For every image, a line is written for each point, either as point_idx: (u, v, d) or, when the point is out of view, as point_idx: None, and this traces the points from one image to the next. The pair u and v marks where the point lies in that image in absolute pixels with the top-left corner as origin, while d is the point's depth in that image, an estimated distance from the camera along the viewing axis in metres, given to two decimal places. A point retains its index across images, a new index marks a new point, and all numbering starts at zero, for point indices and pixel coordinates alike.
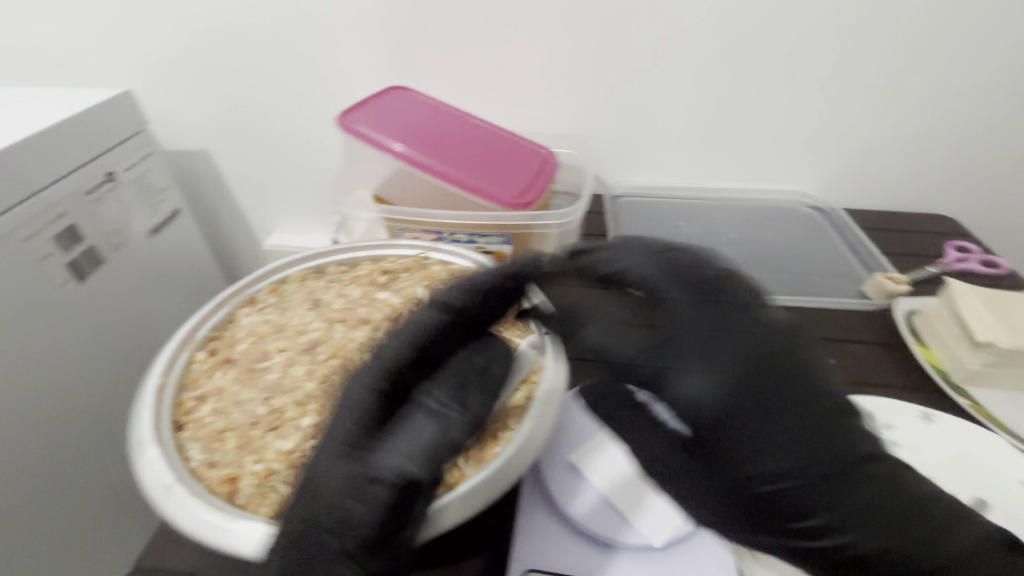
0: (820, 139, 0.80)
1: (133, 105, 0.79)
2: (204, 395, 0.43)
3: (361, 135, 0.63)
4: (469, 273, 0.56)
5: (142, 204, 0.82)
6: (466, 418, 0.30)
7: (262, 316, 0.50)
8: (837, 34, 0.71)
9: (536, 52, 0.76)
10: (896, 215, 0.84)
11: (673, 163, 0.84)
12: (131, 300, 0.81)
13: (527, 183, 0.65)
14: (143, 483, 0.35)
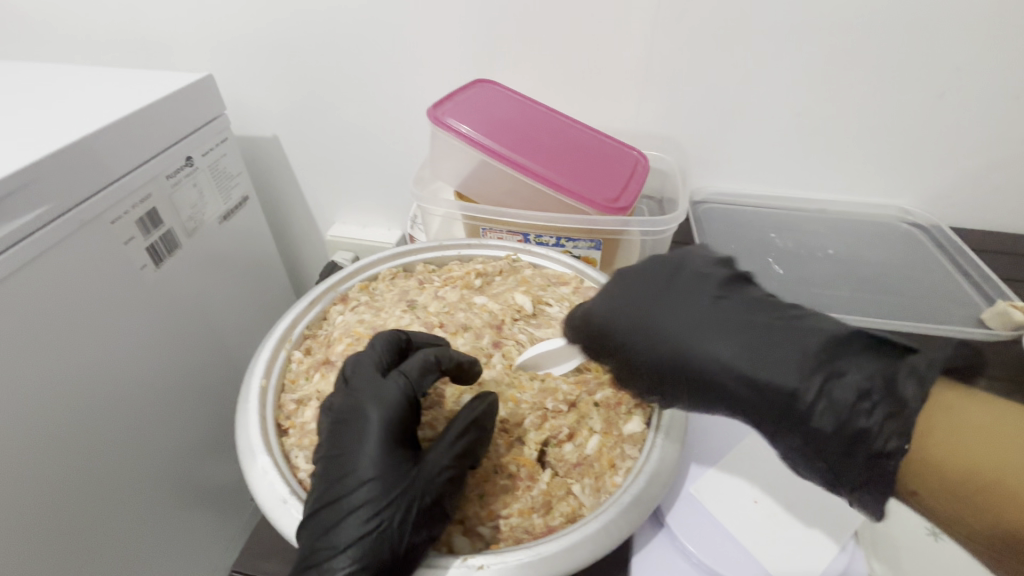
0: (933, 151, 0.73)
1: (213, 89, 0.78)
2: (304, 398, 0.41)
3: (451, 128, 0.61)
4: (563, 278, 0.54)
5: (216, 190, 0.82)
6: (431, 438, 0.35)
7: (356, 316, 0.48)
8: (974, 37, 0.63)
9: (629, 46, 0.71)
10: (1007, 239, 0.77)
11: (763, 171, 0.80)
12: (202, 286, 0.81)
13: (620, 187, 0.61)
14: (255, 493, 0.35)
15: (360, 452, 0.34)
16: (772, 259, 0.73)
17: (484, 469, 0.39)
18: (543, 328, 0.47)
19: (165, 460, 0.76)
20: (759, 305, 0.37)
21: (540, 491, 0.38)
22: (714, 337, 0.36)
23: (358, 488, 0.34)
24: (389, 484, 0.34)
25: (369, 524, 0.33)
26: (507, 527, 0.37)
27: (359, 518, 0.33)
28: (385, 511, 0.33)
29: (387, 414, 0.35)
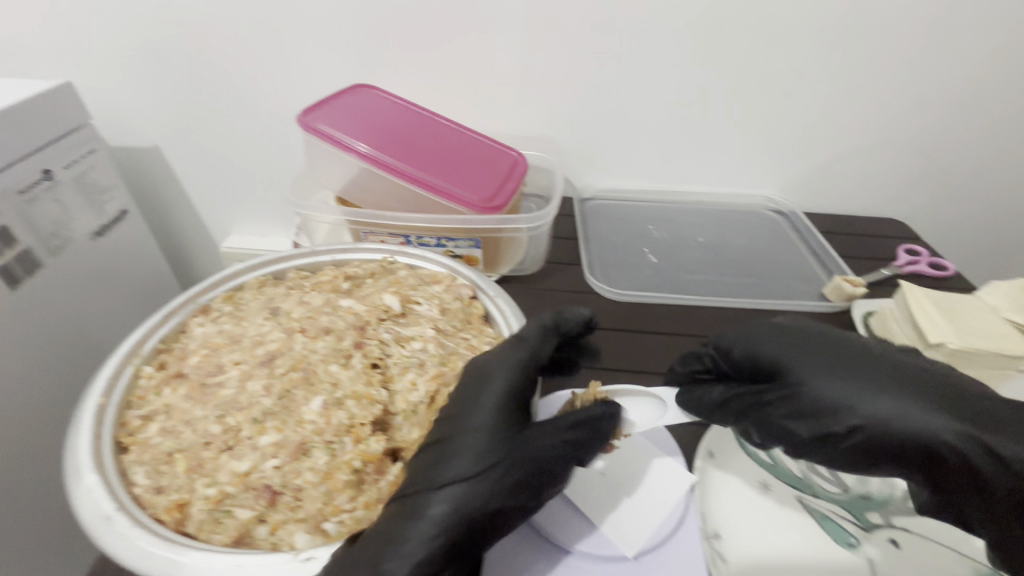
0: (784, 145, 0.81)
1: (73, 99, 0.73)
2: (150, 413, 0.40)
3: (322, 133, 0.61)
4: (437, 278, 0.55)
5: (85, 204, 0.76)
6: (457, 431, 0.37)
7: (216, 326, 0.47)
8: (804, 43, 0.71)
9: (505, 51, 0.74)
10: (851, 220, 0.87)
11: (641, 167, 0.85)
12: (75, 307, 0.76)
13: (497, 186, 0.63)
14: (79, 514, 0.32)
15: (467, 409, 0.37)
16: (648, 249, 0.78)
17: (329, 466, 0.36)
18: (410, 326, 0.48)
19: (37, 496, 0.70)
20: (910, 397, 0.37)
21: (389, 482, 0.37)
22: (864, 389, 0.38)
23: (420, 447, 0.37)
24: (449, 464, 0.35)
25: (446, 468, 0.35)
26: (352, 521, 0.35)
27: (455, 476, 0.34)
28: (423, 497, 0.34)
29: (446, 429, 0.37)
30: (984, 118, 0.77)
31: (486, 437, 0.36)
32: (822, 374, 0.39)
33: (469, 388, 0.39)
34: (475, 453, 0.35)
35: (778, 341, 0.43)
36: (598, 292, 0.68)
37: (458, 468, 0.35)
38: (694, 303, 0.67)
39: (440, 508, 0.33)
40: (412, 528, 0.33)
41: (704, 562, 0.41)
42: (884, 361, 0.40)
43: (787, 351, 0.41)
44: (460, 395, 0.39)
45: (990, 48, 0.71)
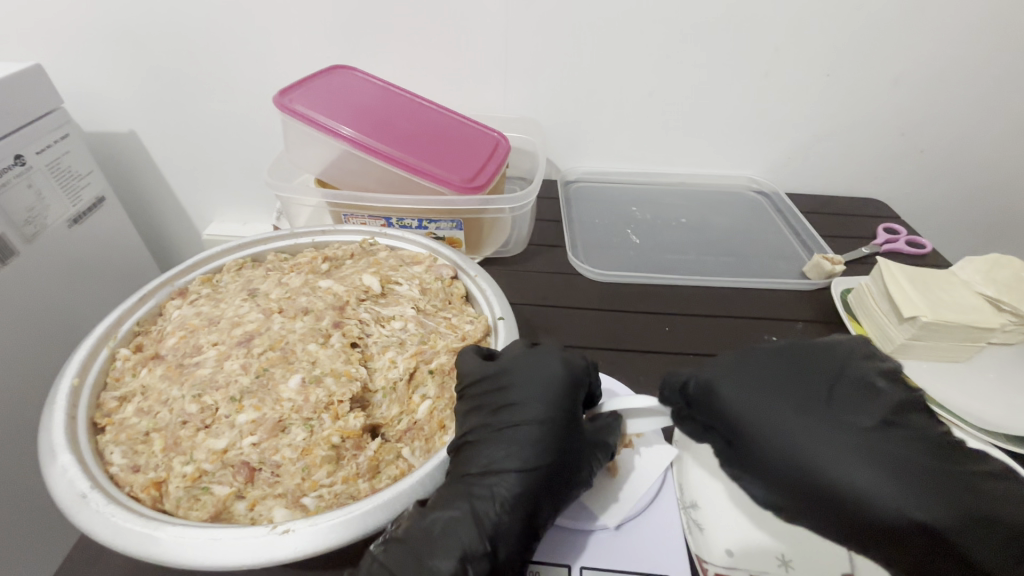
0: (765, 126, 0.82)
1: (45, 80, 0.69)
2: (127, 394, 0.40)
3: (299, 114, 0.60)
4: (417, 258, 0.55)
5: (60, 190, 0.74)
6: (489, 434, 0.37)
7: (194, 308, 0.47)
8: (783, 23, 0.71)
9: (485, 31, 0.73)
10: (832, 200, 0.88)
11: (624, 149, 0.85)
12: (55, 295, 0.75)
13: (478, 167, 0.63)
14: (53, 492, 0.32)
15: (534, 398, 0.37)
16: (631, 230, 0.78)
17: (307, 442, 0.37)
18: (390, 306, 0.49)
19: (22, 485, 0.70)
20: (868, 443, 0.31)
21: (367, 457, 0.37)
22: (820, 440, 0.31)
23: (484, 430, 0.37)
24: (493, 470, 0.36)
25: (514, 461, 0.35)
26: (330, 495, 0.36)
27: (520, 468, 0.35)
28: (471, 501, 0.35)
29: (482, 432, 0.37)
30: (962, 97, 0.77)
31: (557, 433, 0.36)
32: (766, 406, 0.33)
33: (536, 371, 0.38)
34: (541, 447, 0.36)
35: (747, 383, 0.35)
36: (581, 273, 0.69)
37: (523, 457, 0.36)
38: (676, 283, 0.68)
39: (510, 494, 0.35)
40: (484, 511, 0.34)
41: (682, 530, 0.42)
42: (868, 412, 0.33)
43: (766, 396, 0.34)
44: (524, 379, 0.38)
45: (967, 26, 0.71)
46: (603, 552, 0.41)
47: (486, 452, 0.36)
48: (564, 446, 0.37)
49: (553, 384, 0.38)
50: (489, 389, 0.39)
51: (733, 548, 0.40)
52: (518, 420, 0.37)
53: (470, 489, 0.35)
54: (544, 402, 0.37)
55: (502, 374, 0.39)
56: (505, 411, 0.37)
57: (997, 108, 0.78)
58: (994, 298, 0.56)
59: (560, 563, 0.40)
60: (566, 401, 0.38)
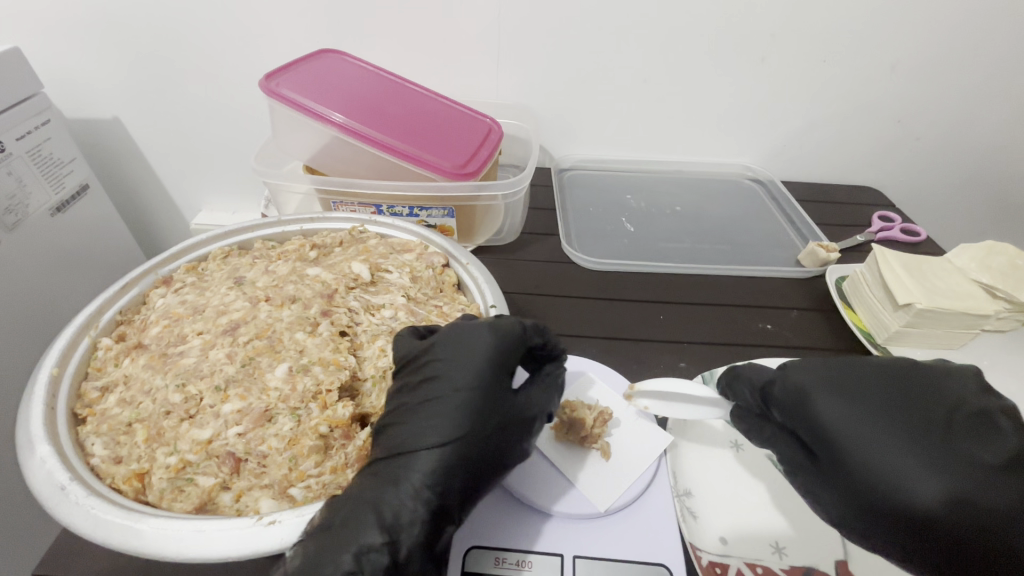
0: (760, 113, 0.81)
1: (23, 63, 0.67)
2: (110, 384, 0.39)
3: (286, 99, 0.59)
4: (408, 246, 0.54)
5: (42, 178, 0.72)
6: (407, 414, 0.36)
7: (178, 297, 0.45)
8: (781, 8, 0.70)
9: (477, 15, 0.72)
10: (827, 188, 0.88)
11: (619, 136, 0.84)
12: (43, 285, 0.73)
13: (470, 153, 0.62)
14: (32, 484, 0.31)
15: (450, 371, 0.36)
16: (626, 219, 0.77)
17: (294, 433, 0.36)
18: (380, 294, 0.48)
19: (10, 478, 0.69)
20: (959, 466, 0.31)
21: (356, 447, 0.37)
22: (902, 453, 0.32)
23: (403, 412, 0.36)
24: (404, 449, 0.34)
25: (423, 442, 0.34)
26: (318, 485, 0.35)
27: (431, 443, 0.34)
28: (382, 485, 0.33)
29: (401, 411, 0.36)
30: (958, 84, 0.77)
31: (470, 407, 0.35)
32: (858, 414, 0.34)
33: (456, 346, 0.37)
34: (455, 420, 0.34)
35: (847, 396, 0.35)
36: (574, 261, 0.68)
37: (434, 434, 0.34)
38: (670, 271, 0.67)
39: (418, 474, 0.33)
40: (390, 498, 0.33)
41: (675, 517, 0.41)
42: (976, 446, 0.32)
43: (863, 410, 0.34)
44: (441, 356, 0.37)
45: (965, 12, 0.70)
46: (593, 542, 0.39)
47: (402, 432, 0.35)
48: (482, 422, 0.35)
49: (469, 359, 0.36)
50: (411, 368, 0.38)
51: (726, 536, 0.40)
52: (432, 400, 0.35)
53: (379, 477, 0.34)
54: (458, 376, 0.36)
55: (421, 350, 0.38)
56: (425, 388, 0.36)
57: (994, 95, 0.78)
58: (989, 285, 0.56)
59: (550, 551, 0.39)
60: (483, 376, 0.36)
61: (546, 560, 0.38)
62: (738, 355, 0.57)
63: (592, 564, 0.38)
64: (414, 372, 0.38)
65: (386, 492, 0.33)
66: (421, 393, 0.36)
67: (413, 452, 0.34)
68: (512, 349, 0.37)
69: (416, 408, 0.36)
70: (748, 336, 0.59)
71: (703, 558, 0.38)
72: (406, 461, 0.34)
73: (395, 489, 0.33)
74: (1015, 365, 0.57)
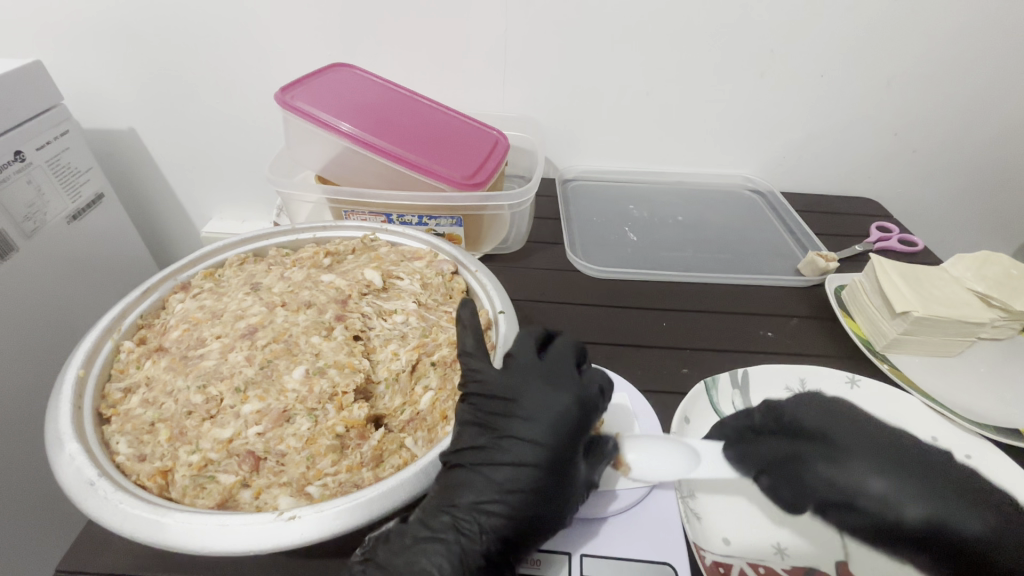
0: (760, 126, 0.83)
1: (45, 76, 0.70)
2: (132, 386, 0.41)
3: (300, 111, 0.61)
4: (418, 254, 0.55)
5: (59, 187, 0.74)
6: (479, 461, 0.37)
7: (196, 302, 0.47)
8: (778, 25, 0.72)
9: (484, 30, 0.74)
10: (827, 199, 0.89)
11: (621, 147, 0.86)
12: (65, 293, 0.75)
13: (478, 164, 0.63)
14: (61, 479, 0.33)
15: (540, 424, 0.38)
16: (629, 228, 0.79)
17: (312, 432, 0.37)
18: (391, 300, 0.49)
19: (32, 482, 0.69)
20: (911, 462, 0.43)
21: (371, 447, 0.38)
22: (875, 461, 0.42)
23: (480, 455, 0.37)
24: (480, 497, 0.36)
25: (505, 500, 0.36)
26: (334, 483, 0.36)
27: (513, 499, 0.36)
28: (453, 533, 0.35)
29: (473, 456, 0.37)
30: (952, 98, 0.79)
31: (558, 465, 0.37)
32: (839, 429, 0.45)
33: (547, 405, 0.38)
34: (541, 476, 0.37)
35: (835, 429, 0.45)
36: (579, 269, 0.70)
37: (517, 491, 0.36)
38: (672, 279, 0.69)
39: (495, 526, 0.36)
40: (467, 547, 0.35)
41: (679, 519, 0.42)
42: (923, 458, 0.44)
43: (835, 423, 0.46)
44: (529, 400, 0.39)
45: (955, 29, 0.72)
46: (600, 542, 0.40)
47: (475, 483, 0.37)
48: (565, 481, 0.37)
49: (562, 416, 0.38)
50: (490, 410, 0.39)
51: (729, 537, 0.42)
52: (519, 456, 0.37)
53: (455, 522, 0.36)
54: (550, 437, 0.37)
55: (504, 400, 0.39)
56: (503, 437, 0.38)
57: (986, 108, 0.80)
58: (984, 293, 0.57)
59: (556, 551, 0.40)
60: (571, 432, 0.38)
61: (554, 559, 0.39)
62: (740, 361, 0.58)
63: (599, 564, 0.39)
64: (486, 416, 0.39)
65: (463, 542, 0.35)
66: (498, 441, 0.38)
67: (491, 503, 0.36)
68: (597, 417, 0.40)
69: (498, 455, 0.37)
70: (749, 343, 0.60)
71: (706, 558, 0.39)
72: (480, 514, 0.36)
73: (471, 540, 0.35)
74: (1011, 372, 0.58)
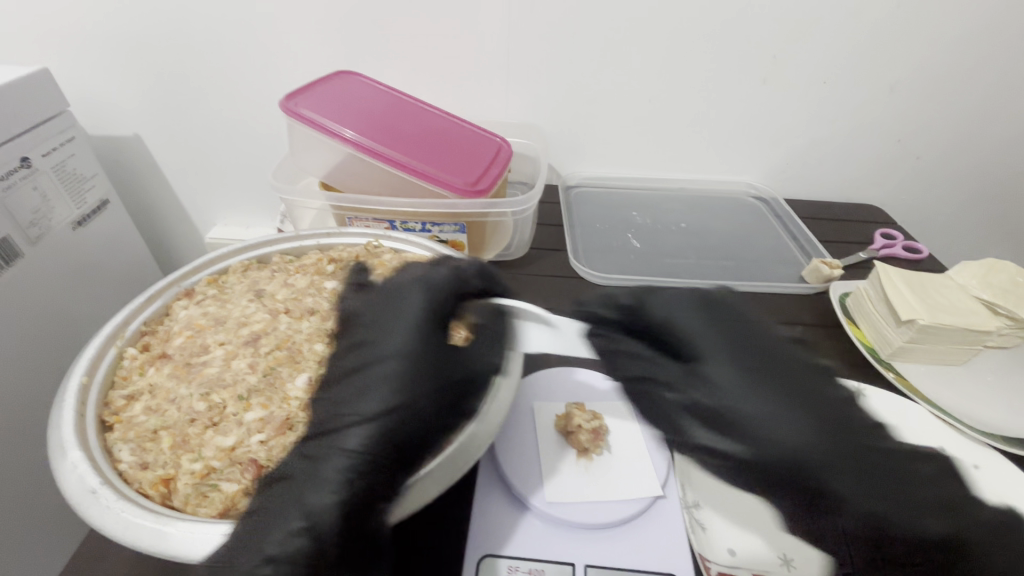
0: (762, 134, 0.83)
1: (52, 84, 0.70)
2: (135, 393, 0.41)
3: (304, 118, 0.61)
4: (421, 260, 0.55)
5: (64, 193, 0.74)
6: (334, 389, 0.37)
7: (199, 309, 0.47)
8: (780, 33, 0.73)
9: (487, 39, 0.75)
10: (831, 206, 0.89)
11: (624, 154, 0.86)
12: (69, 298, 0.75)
13: (480, 170, 0.64)
14: (63, 488, 0.33)
15: (391, 342, 0.38)
16: (632, 235, 0.79)
17: None
18: None
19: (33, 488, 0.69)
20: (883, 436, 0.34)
21: None
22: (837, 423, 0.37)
23: (340, 385, 0.37)
24: (330, 429, 0.34)
25: (370, 420, 0.34)
26: None
27: (366, 423, 0.34)
28: (307, 471, 0.33)
29: (332, 389, 0.37)
30: (954, 105, 0.79)
31: (409, 381, 0.36)
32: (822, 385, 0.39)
33: (398, 319, 0.39)
34: (393, 394, 0.35)
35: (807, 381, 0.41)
36: (582, 276, 0.69)
37: (371, 416, 0.34)
38: (676, 286, 0.69)
39: (348, 459, 0.33)
40: (317, 482, 0.32)
41: (683, 529, 0.42)
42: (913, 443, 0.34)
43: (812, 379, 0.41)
44: (383, 322, 0.39)
45: (957, 36, 0.73)
46: (604, 552, 0.40)
47: (331, 418, 0.35)
48: (425, 401, 0.36)
49: (406, 327, 0.39)
50: (349, 342, 0.39)
51: (735, 547, 0.40)
52: (377, 376, 0.36)
53: (308, 465, 0.33)
54: (400, 347, 0.37)
55: (362, 323, 0.40)
56: (358, 366, 0.37)
57: (988, 115, 0.80)
58: (989, 301, 0.57)
59: (561, 561, 0.40)
60: (427, 346, 0.38)
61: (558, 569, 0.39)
62: None
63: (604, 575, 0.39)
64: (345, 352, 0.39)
65: (314, 480, 0.32)
66: (354, 370, 0.38)
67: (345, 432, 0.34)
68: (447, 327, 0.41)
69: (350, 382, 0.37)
70: None
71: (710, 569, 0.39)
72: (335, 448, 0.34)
73: (325, 477, 0.32)
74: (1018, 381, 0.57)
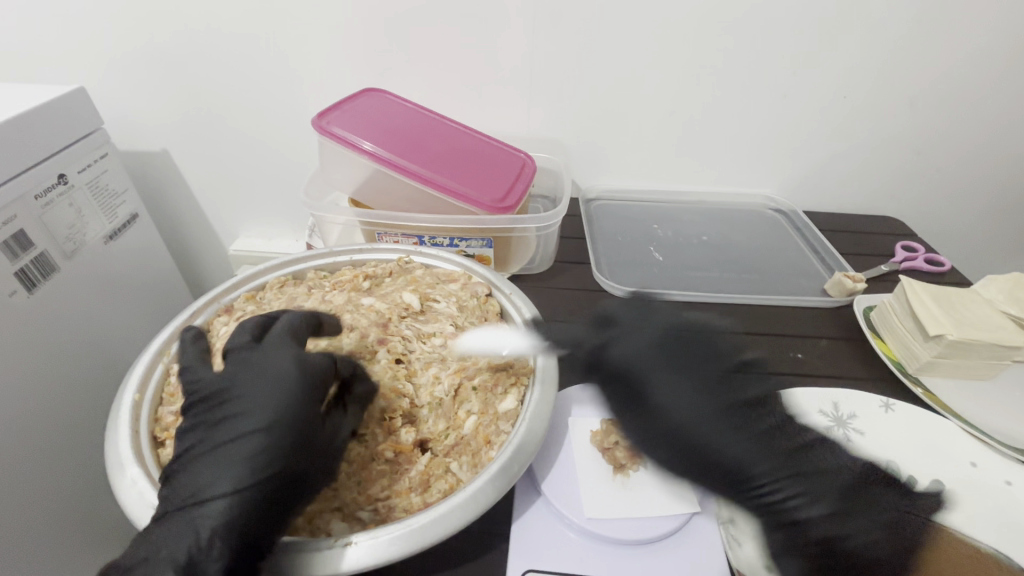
0: (782, 147, 0.84)
1: (88, 102, 0.72)
2: (184, 410, 0.42)
3: (336, 135, 0.62)
4: (452, 276, 0.56)
5: (98, 208, 0.76)
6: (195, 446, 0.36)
7: (241, 325, 0.49)
8: (800, 48, 0.74)
9: (511, 56, 0.76)
10: (850, 218, 0.89)
11: (644, 167, 0.87)
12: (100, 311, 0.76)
13: (506, 187, 0.65)
14: (125, 504, 0.35)
15: (253, 401, 0.36)
16: (653, 248, 0.80)
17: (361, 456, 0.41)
18: (429, 322, 0.50)
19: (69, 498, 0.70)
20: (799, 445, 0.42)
21: (418, 472, 0.41)
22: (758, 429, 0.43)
23: (205, 445, 0.36)
24: (199, 490, 0.34)
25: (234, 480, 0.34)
26: (385, 508, 0.39)
27: (229, 487, 0.34)
28: (176, 533, 0.33)
29: (199, 448, 0.36)
30: (974, 118, 0.79)
31: (279, 443, 0.35)
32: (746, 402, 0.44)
33: (260, 376, 0.38)
34: (260, 456, 0.35)
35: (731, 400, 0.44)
36: (606, 289, 0.70)
37: (231, 477, 0.34)
38: (699, 299, 0.69)
39: (217, 520, 0.33)
40: (184, 543, 0.32)
41: (719, 545, 0.42)
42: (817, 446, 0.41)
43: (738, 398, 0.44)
44: (246, 377, 0.38)
45: (976, 51, 0.73)
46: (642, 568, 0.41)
47: (195, 478, 0.35)
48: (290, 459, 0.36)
49: (270, 384, 0.37)
50: (206, 401, 0.38)
51: None
52: (242, 436, 0.35)
53: (180, 522, 0.33)
54: (265, 406, 0.36)
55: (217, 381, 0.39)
56: (222, 423, 0.36)
57: (1008, 128, 0.80)
58: (1017, 316, 0.57)
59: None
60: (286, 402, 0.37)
61: None
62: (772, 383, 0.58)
63: None
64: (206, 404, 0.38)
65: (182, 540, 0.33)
66: (220, 427, 0.36)
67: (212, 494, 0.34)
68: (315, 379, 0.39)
69: (214, 441, 0.36)
70: (780, 365, 0.60)
71: None
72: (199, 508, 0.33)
73: (189, 538, 0.33)
74: None
